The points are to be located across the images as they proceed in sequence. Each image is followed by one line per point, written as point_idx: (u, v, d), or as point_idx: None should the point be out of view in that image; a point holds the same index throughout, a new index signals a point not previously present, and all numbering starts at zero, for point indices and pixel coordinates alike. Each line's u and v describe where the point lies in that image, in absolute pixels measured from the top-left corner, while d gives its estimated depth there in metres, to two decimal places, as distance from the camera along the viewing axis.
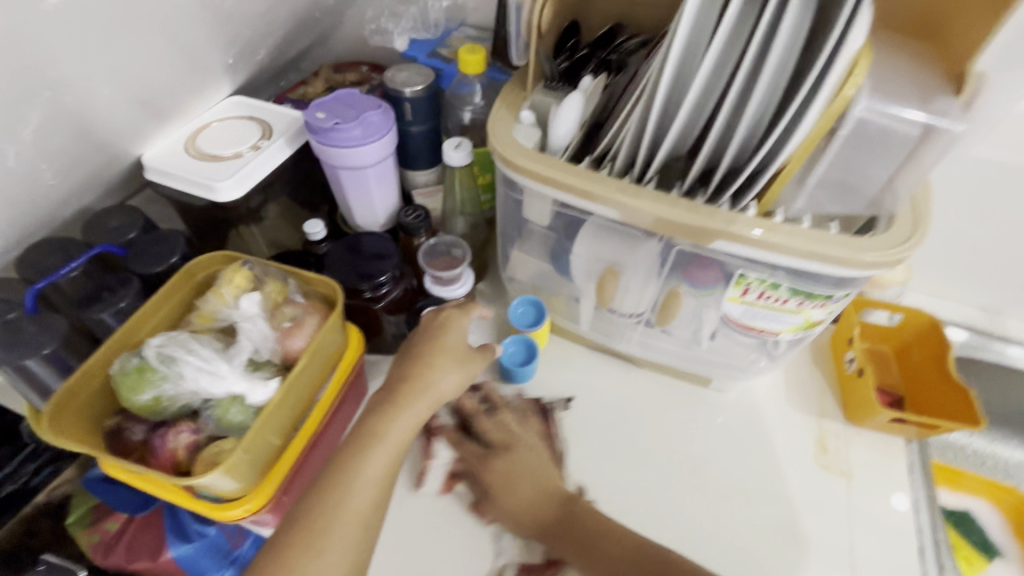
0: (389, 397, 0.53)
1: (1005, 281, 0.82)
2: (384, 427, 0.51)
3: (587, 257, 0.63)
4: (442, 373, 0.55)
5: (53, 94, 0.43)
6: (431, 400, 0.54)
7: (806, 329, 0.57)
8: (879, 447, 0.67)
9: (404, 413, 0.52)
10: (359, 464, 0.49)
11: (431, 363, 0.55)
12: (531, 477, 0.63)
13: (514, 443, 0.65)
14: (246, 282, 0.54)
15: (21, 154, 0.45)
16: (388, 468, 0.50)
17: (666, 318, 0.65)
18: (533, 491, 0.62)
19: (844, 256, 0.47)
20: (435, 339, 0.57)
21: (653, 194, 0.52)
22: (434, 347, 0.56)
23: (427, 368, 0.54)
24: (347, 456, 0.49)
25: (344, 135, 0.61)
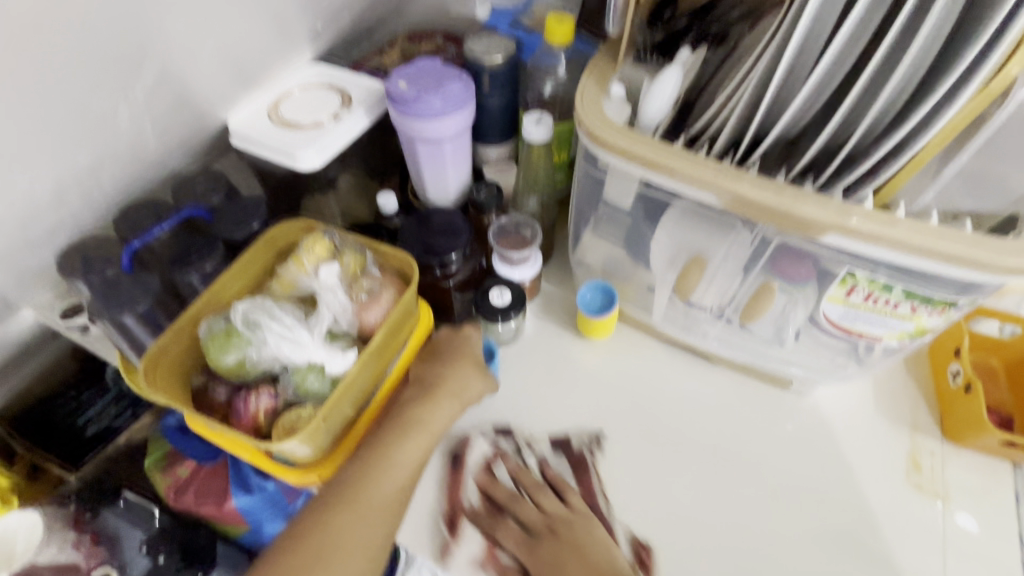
0: (425, 395, 0.54)
1: None
2: (422, 420, 0.52)
3: (669, 245, 0.59)
4: (457, 379, 0.56)
5: (151, 52, 0.46)
6: (457, 400, 0.55)
7: (915, 336, 0.52)
8: (981, 469, 0.61)
9: (435, 410, 0.53)
10: (391, 456, 0.50)
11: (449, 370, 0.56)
12: (587, 558, 0.54)
13: (569, 525, 0.57)
14: (326, 252, 0.54)
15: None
16: (416, 461, 0.51)
17: (751, 315, 0.60)
18: (592, 561, 0.54)
19: (980, 258, 0.41)
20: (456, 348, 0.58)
21: (755, 177, 0.48)
22: (449, 355, 0.57)
23: (449, 372, 0.55)
24: (376, 449, 0.50)
25: (424, 106, 0.60)
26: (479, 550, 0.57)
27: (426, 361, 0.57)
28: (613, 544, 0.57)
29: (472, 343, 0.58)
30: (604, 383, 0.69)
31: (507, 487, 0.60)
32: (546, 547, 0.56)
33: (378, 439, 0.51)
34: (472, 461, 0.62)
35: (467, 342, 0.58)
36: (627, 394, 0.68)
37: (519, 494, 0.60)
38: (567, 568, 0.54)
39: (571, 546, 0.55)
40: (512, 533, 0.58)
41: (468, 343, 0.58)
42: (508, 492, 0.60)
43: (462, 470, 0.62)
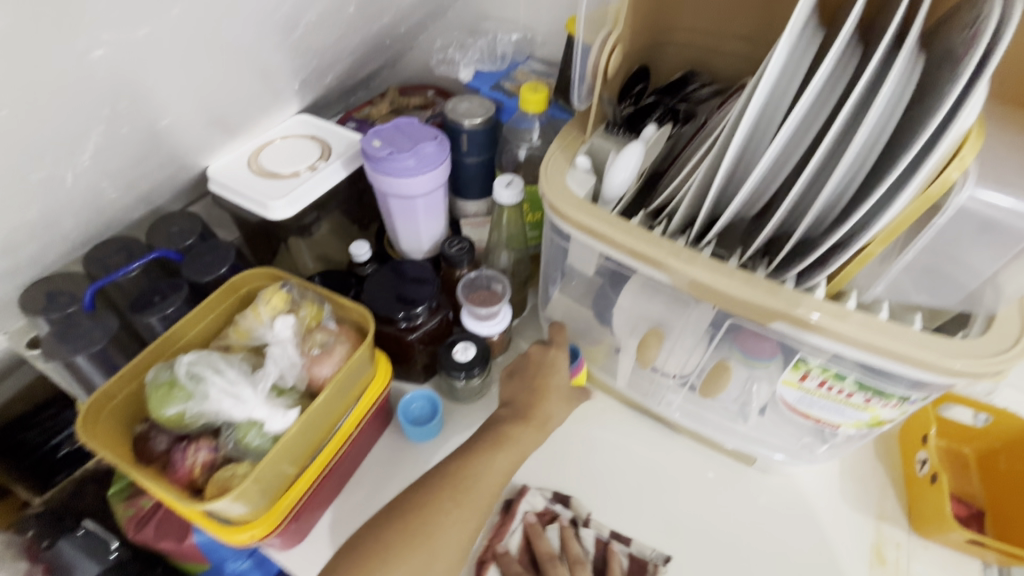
0: (520, 414, 0.60)
1: None
2: (512, 437, 0.58)
3: (631, 313, 0.59)
4: (558, 403, 0.61)
5: (109, 125, 0.44)
6: (542, 418, 0.60)
7: (871, 426, 0.51)
8: (948, 565, 0.59)
9: (508, 453, 0.56)
10: (486, 461, 0.55)
11: (546, 391, 0.61)
12: None
13: None
14: (283, 303, 0.54)
15: (77, 177, 0.46)
16: (509, 469, 0.56)
17: (712, 391, 0.62)
18: None
19: (928, 359, 0.40)
20: (547, 371, 0.63)
21: (707, 258, 0.47)
22: (541, 379, 0.62)
23: (543, 393, 0.61)
24: (483, 450, 0.56)
25: (397, 165, 0.61)
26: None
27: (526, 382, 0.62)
28: None
29: (562, 368, 0.62)
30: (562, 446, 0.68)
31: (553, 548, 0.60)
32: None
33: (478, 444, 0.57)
34: (525, 511, 0.63)
35: (555, 367, 0.63)
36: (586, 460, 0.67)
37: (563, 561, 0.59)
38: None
39: None
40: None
41: (556, 368, 0.62)
42: (557, 570, 0.58)
43: (512, 517, 0.62)
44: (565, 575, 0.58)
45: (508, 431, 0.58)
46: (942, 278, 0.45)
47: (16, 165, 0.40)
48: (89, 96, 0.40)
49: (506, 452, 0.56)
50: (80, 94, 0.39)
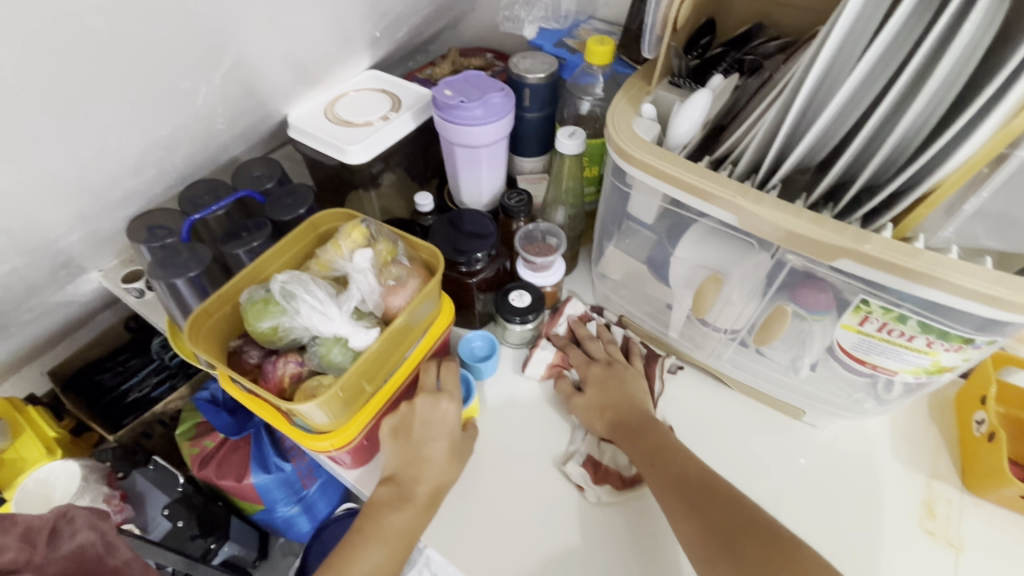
0: (398, 494, 0.55)
1: None
2: (393, 523, 0.53)
3: (688, 262, 0.60)
4: (450, 463, 0.57)
5: (241, 45, 0.49)
6: (432, 494, 0.55)
7: (931, 373, 0.52)
8: (1001, 520, 0.59)
9: (400, 517, 0.53)
10: (365, 551, 0.52)
11: (432, 464, 0.56)
12: (629, 390, 0.63)
13: (623, 365, 0.67)
14: (362, 238, 0.58)
15: (208, 95, 0.52)
16: (394, 555, 0.53)
17: (765, 339, 0.59)
18: (624, 395, 0.63)
19: (999, 294, 0.41)
20: (433, 428, 0.57)
21: (775, 199, 0.49)
22: (423, 439, 0.56)
23: (426, 460, 0.56)
24: (386, 510, 0.54)
25: (467, 114, 0.64)
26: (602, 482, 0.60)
27: (408, 437, 0.56)
28: (648, 398, 0.64)
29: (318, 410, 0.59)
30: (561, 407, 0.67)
31: (591, 335, 0.71)
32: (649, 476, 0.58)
33: (386, 507, 0.54)
34: (569, 313, 0.74)
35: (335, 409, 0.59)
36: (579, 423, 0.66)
37: (597, 339, 0.71)
38: (624, 429, 0.60)
39: (618, 381, 0.64)
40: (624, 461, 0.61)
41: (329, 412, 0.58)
42: (595, 345, 0.69)
43: (559, 314, 0.74)
44: (601, 346, 0.69)
45: (379, 520, 0.53)
46: (1014, 224, 0.45)
47: (146, 85, 0.44)
48: (218, 23, 0.44)
49: (379, 545, 0.52)
50: (210, 19, 0.43)
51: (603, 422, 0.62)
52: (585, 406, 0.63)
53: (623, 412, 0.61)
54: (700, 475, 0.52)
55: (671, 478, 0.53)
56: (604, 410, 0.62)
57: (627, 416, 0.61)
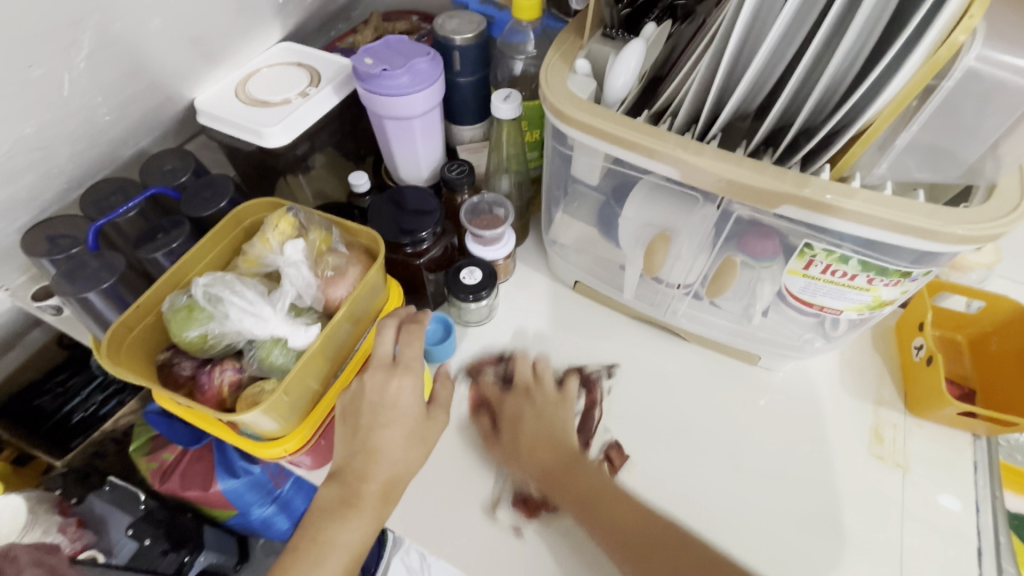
0: (347, 496, 0.51)
1: None
2: (338, 534, 0.49)
3: (636, 221, 0.59)
4: (413, 448, 0.53)
5: (101, 17, 0.43)
6: (384, 491, 0.51)
7: (872, 308, 0.53)
8: (940, 438, 0.63)
9: (351, 522, 0.50)
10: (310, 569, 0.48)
11: (389, 453, 0.52)
12: (547, 422, 0.62)
13: (541, 392, 0.65)
14: (291, 228, 0.54)
15: (74, 82, 0.46)
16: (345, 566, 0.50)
17: (718, 290, 0.61)
18: (546, 441, 0.60)
19: (932, 227, 0.41)
20: (384, 412, 0.52)
21: (714, 150, 0.48)
22: (372, 424, 0.51)
23: (376, 451, 0.51)
24: (328, 519, 0.50)
25: (391, 83, 0.60)
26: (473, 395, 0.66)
27: (357, 424, 0.52)
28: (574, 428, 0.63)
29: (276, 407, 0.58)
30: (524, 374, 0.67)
31: (523, 378, 0.67)
32: (523, 403, 0.64)
33: (334, 511, 0.50)
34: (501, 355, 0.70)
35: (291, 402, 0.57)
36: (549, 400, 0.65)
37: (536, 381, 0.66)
38: (621, 507, 0.55)
39: (535, 430, 0.61)
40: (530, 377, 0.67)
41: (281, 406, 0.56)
42: (516, 366, 0.68)
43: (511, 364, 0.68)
44: (525, 365, 0.68)
45: (327, 528, 0.50)
46: (942, 154, 0.46)
47: None
48: None
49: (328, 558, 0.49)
50: None
51: (534, 467, 0.59)
52: (501, 449, 0.62)
53: (541, 454, 0.59)
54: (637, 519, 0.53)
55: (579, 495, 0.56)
56: (534, 459, 0.59)
57: (550, 461, 0.59)
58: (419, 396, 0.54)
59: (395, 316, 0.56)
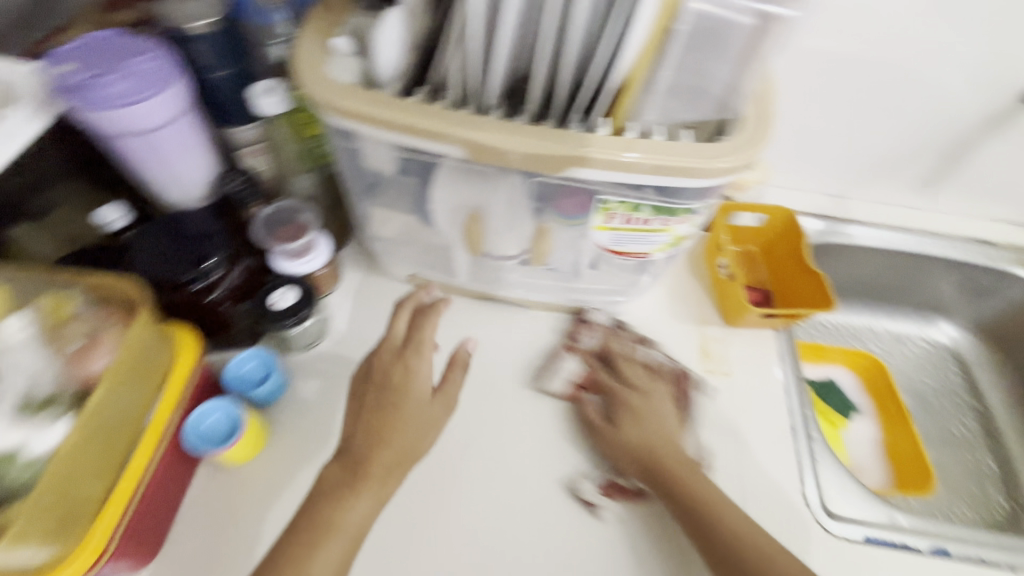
0: (353, 474, 0.51)
1: (851, 167, 0.84)
2: (340, 518, 0.49)
3: (446, 203, 0.56)
4: (422, 429, 0.55)
5: None
6: (394, 464, 0.52)
7: (674, 246, 0.57)
8: (753, 340, 0.71)
9: (353, 504, 0.50)
10: (313, 558, 0.47)
11: (402, 431, 0.53)
12: (654, 425, 0.60)
13: (626, 397, 0.62)
14: (10, 306, 0.47)
15: None
16: (343, 554, 0.48)
17: (542, 256, 0.62)
18: (652, 434, 0.59)
19: (696, 165, 0.45)
20: (393, 392, 0.55)
21: (496, 122, 0.47)
22: (400, 402, 0.54)
23: (396, 432, 0.53)
24: (330, 501, 0.50)
25: (110, 90, 0.49)
26: (576, 373, 0.67)
27: (371, 418, 0.54)
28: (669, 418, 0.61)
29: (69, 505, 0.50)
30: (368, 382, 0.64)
31: (622, 354, 0.67)
32: (635, 404, 0.61)
33: (332, 491, 0.50)
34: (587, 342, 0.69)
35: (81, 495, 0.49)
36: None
37: (609, 360, 0.67)
38: (621, 454, 0.59)
39: (644, 418, 0.60)
40: (640, 374, 0.64)
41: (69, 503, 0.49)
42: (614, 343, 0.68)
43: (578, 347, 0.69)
44: (590, 334, 0.69)
45: (332, 512, 0.49)
46: (696, 93, 0.48)
47: None
48: None
49: (334, 539, 0.48)
50: None
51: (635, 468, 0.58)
52: (609, 442, 0.60)
53: (648, 452, 0.58)
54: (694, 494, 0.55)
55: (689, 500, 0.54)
56: (636, 451, 0.58)
57: (656, 459, 0.57)
58: (430, 378, 0.57)
59: (409, 300, 0.60)
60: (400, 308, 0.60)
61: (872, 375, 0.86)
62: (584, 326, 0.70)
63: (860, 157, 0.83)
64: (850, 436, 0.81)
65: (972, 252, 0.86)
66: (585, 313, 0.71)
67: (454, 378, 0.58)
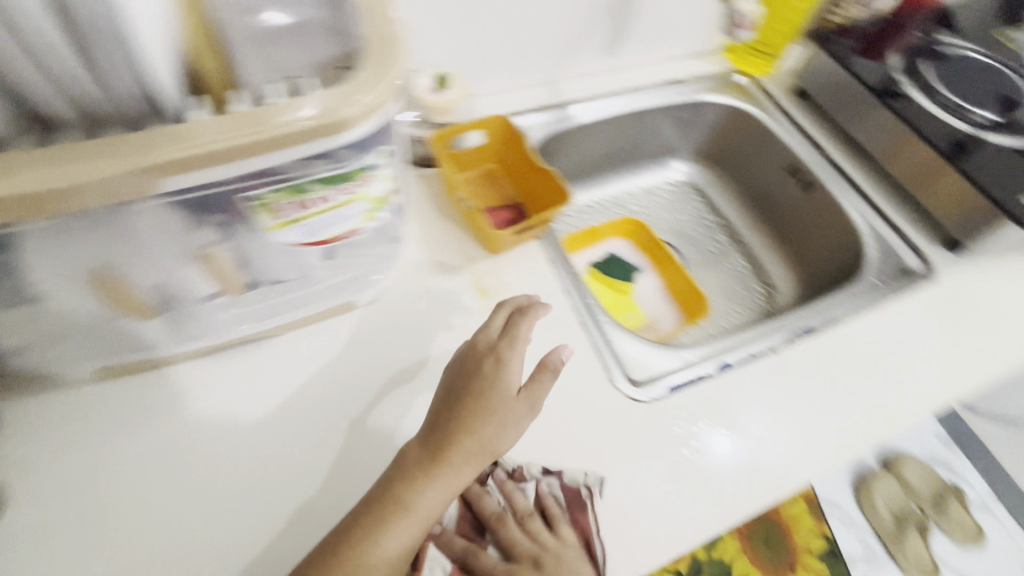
0: (433, 451, 0.50)
1: (545, 52, 0.84)
2: (414, 500, 0.48)
3: (59, 273, 0.43)
4: (502, 427, 0.52)
5: None
6: (482, 453, 0.50)
7: (380, 209, 0.49)
8: (524, 258, 0.69)
9: (434, 487, 0.49)
10: (376, 539, 0.46)
11: (483, 422, 0.51)
12: None
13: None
14: None
15: None
16: (405, 545, 0.47)
17: (235, 286, 0.50)
18: None
19: (327, 121, 0.38)
20: (496, 377, 0.53)
21: (36, 151, 0.34)
22: (506, 387, 0.53)
23: (491, 420, 0.51)
24: (410, 481, 0.49)
25: None
26: (456, 549, 0.52)
27: (462, 410, 0.51)
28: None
29: None
30: (87, 487, 0.51)
31: (553, 501, 0.55)
32: (554, 564, 0.51)
33: (410, 476, 0.49)
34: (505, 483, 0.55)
35: None
36: (135, 466, 0.52)
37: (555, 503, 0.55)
38: None
39: None
40: (534, 523, 0.54)
41: None
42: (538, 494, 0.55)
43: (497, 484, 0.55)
44: (518, 499, 0.55)
45: (404, 492, 0.48)
46: None
47: None
48: None
49: (393, 531, 0.47)
50: None
51: None
52: None
53: None
54: None
55: None
56: None
57: None
58: (515, 382, 0.54)
59: (509, 302, 0.59)
60: (517, 307, 0.58)
61: (640, 235, 0.94)
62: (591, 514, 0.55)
63: (547, 40, 0.83)
64: (639, 297, 0.90)
65: (673, 93, 0.94)
66: (501, 465, 0.56)
67: (541, 381, 0.54)
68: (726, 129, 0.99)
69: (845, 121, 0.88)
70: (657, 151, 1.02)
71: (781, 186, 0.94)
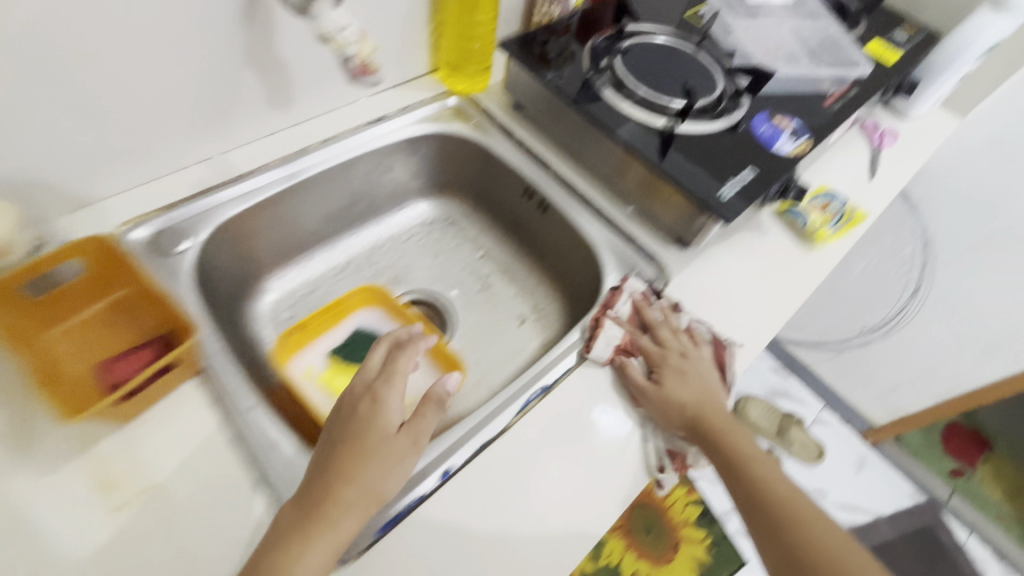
0: (353, 446, 0.50)
1: (187, 125, 0.68)
2: (334, 520, 0.47)
3: None
4: (383, 468, 0.50)
5: None
6: (411, 439, 0.52)
7: None
8: (167, 417, 0.54)
9: (380, 466, 0.50)
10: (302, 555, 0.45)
11: (362, 465, 0.49)
12: (695, 381, 0.64)
13: (665, 355, 0.65)
14: None
15: None
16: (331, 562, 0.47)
17: None
18: (690, 394, 0.63)
19: None
20: (392, 397, 0.54)
21: None
22: (418, 419, 0.53)
23: (426, 399, 0.54)
24: (356, 460, 0.50)
25: None
26: (619, 340, 0.67)
27: (346, 450, 0.50)
28: (718, 385, 0.66)
29: None
30: None
31: (659, 318, 0.69)
32: (676, 364, 0.65)
33: (286, 536, 0.46)
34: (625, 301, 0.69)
35: None
36: None
37: (660, 322, 0.68)
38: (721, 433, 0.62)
39: (684, 373, 0.64)
40: (671, 335, 0.68)
41: None
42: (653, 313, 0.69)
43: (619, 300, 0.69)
44: (653, 314, 0.69)
45: (341, 488, 0.48)
46: None
47: None
48: None
49: (323, 541, 0.46)
50: None
51: (679, 421, 0.62)
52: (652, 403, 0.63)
53: (689, 402, 0.63)
54: (740, 464, 0.60)
55: (728, 459, 0.60)
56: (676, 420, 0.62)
57: (696, 407, 0.63)
58: (399, 416, 0.53)
59: (387, 338, 0.60)
60: (393, 347, 0.58)
61: (389, 300, 0.81)
62: (723, 356, 0.68)
63: (183, 112, 0.66)
64: None
65: (373, 135, 0.82)
66: (623, 283, 0.71)
67: (424, 415, 0.53)
68: (453, 159, 0.90)
69: (561, 132, 0.82)
70: (388, 196, 0.90)
71: (522, 208, 0.88)
